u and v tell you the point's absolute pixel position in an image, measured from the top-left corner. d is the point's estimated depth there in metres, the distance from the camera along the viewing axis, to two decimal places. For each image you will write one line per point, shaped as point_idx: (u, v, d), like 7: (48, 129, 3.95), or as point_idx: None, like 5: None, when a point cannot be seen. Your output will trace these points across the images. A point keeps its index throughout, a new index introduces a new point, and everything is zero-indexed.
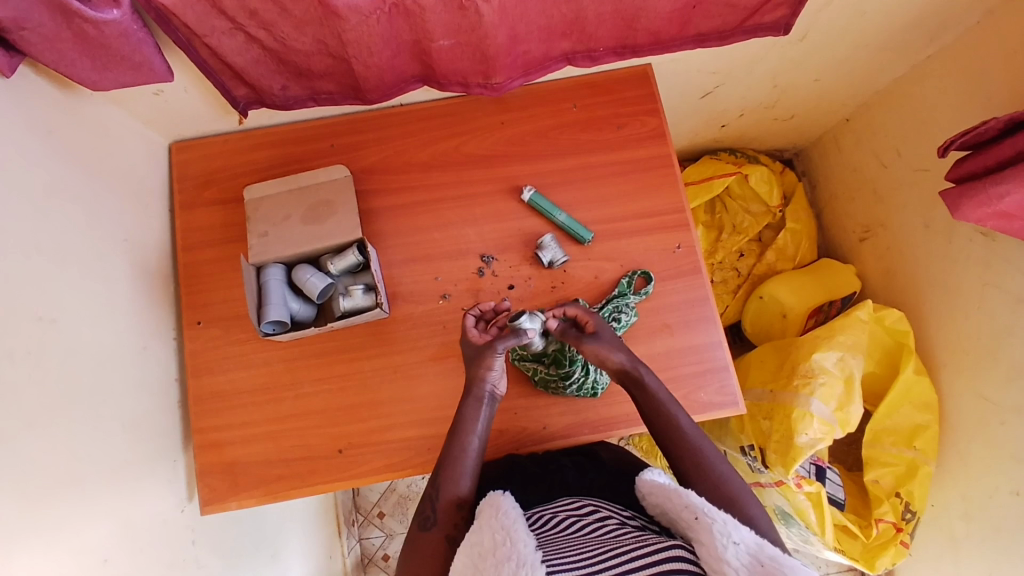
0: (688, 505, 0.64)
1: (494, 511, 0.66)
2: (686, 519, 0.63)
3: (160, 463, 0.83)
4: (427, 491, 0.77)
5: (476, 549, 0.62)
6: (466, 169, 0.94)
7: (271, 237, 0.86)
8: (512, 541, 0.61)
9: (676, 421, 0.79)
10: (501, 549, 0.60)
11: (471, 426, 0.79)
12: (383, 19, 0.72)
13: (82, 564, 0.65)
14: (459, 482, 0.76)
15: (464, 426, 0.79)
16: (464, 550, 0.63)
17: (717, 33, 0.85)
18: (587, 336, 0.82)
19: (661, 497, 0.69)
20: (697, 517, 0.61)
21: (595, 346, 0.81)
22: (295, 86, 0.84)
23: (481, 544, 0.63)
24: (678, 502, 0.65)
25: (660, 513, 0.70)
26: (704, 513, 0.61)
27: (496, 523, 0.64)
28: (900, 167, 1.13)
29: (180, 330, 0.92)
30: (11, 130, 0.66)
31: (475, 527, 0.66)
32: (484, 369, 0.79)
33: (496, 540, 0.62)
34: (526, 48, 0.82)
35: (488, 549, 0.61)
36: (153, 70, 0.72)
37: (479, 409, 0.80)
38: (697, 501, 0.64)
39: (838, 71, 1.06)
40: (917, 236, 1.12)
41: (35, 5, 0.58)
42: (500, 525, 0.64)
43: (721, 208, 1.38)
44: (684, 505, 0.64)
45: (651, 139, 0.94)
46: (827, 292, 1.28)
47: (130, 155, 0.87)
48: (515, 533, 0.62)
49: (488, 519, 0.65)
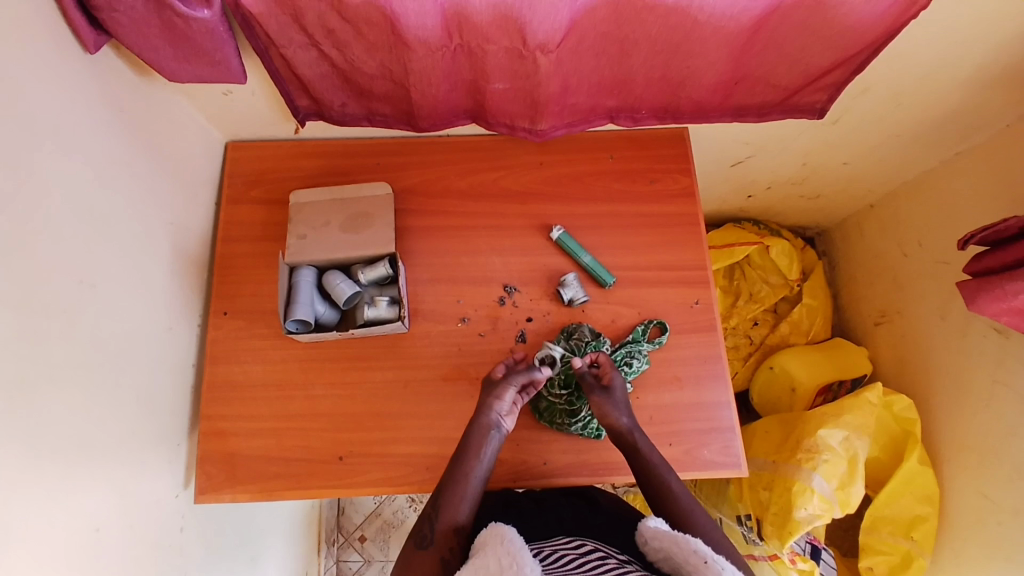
0: (697, 550, 0.64)
1: (499, 539, 0.66)
2: (693, 564, 0.63)
3: (164, 442, 0.84)
4: (428, 510, 0.78)
5: (479, 571, 0.62)
6: (501, 202, 0.98)
7: (309, 240, 0.89)
8: (519, 565, 0.61)
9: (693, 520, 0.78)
10: (508, 571, 0.60)
11: (480, 451, 0.80)
12: (447, 55, 0.78)
13: (74, 529, 0.66)
14: (460, 507, 0.77)
15: (470, 453, 0.80)
16: (468, 573, 0.62)
17: (756, 109, 0.90)
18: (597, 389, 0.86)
19: (665, 540, 0.68)
20: (707, 562, 0.62)
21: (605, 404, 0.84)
22: (354, 104, 0.90)
23: (486, 568, 0.62)
24: (685, 548, 0.65)
25: (662, 558, 0.68)
26: (713, 559, 0.62)
27: (501, 549, 0.64)
28: (921, 258, 1.15)
29: (206, 318, 0.95)
30: (85, 102, 0.71)
31: (478, 555, 0.65)
32: (490, 396, 0.83)
33: (502, 563, 0.61)
34: (574, 100, 0.88)
35: (494, 573, 0.61)
36: (229, 70, 0.78)
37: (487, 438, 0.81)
38: (705, 548, 0.64)
39: (866, 157, 1.10)
40: (933, 327, 1.13)
41: None
42: (506, 550, 0.63)
43: (739, 275, 1.41)
44: (692, 550, 0.64)
45: (680, 196, 0.98)
46: (838, 371, 1.29)
47: (190, 147, 0.92)
48: (521, 558, 0.62)
49: (493, 546, 0.65)
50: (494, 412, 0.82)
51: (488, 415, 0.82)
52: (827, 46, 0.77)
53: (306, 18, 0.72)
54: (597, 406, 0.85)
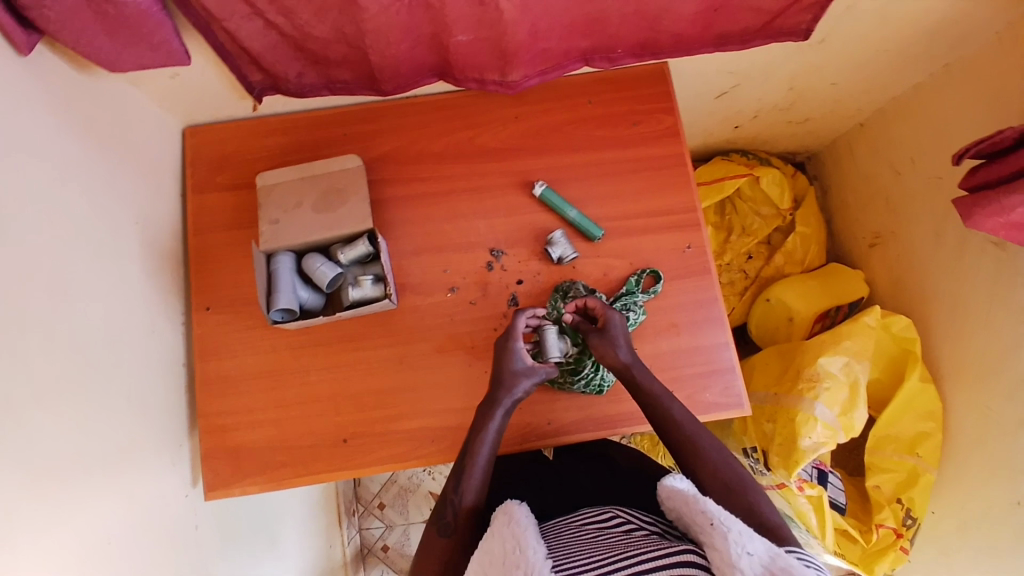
0: (706, 510, 0.63)
1: (506, 519, 0.66)
2: (701, 524, 0.63)
3: (165, 444, 0.83)
4: (444, 495, 0.77)
5: (486, 556, 0.62)
6: (479, 163, 0.94)
7: (283, 224, 0.86)
8: (522, 549, 0.61)
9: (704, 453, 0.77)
10: (511, 556, 0.60)
11: (491, 430, 0.79)
12: (403, 10, 0.72)
13: (87, 543, 0.66)
14: (474, 488, 0.77)
15: (481, 434, 0.79)
16: (476, 557, 0.63)
17: (738, 37, 0.85)
18: (594, 331, 0.84)
19: (678, 501, 0.68)
20: (712, 523, 0.61)
21: (600, 342, 0.82)
22: (311, 73, 0.84)
23: (491, 552, 0.62)
24: (695, 508, 0.65)
25: (677, 517, 0.69)
26: (719, 520, 0.60)
27: (507, 531, 0.64)
28: (913, 177, 1.12)
29: (190, 314, 0.93)
30: (26, 105, 0.66)
31: (486, 537, 0.65)
32: (501, 373, 0.81)
33: (507, 548, 0.62)
34: (544, 46, 0.82)
35: (498, 558, 0.61)
36: (171, 51, 0.72)
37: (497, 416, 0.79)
38: (713, 508, 0.63)
39: (856, 76, 1.05)
40: (928, 245, 1.12)
41: None
42: (511, 533, 0.63)
43: (731, 210, 1.38)
44: (701, 510, 0.64)
45: (665, 137, 0.94)
46: (834, 297, 1.28)
47: (146, 138, 0.87)
48: (524, 540, 0.62)
49: (499, 527, 0.65)
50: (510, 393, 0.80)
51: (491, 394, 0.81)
52: None
53: None
54: (597, 348, 0.82)
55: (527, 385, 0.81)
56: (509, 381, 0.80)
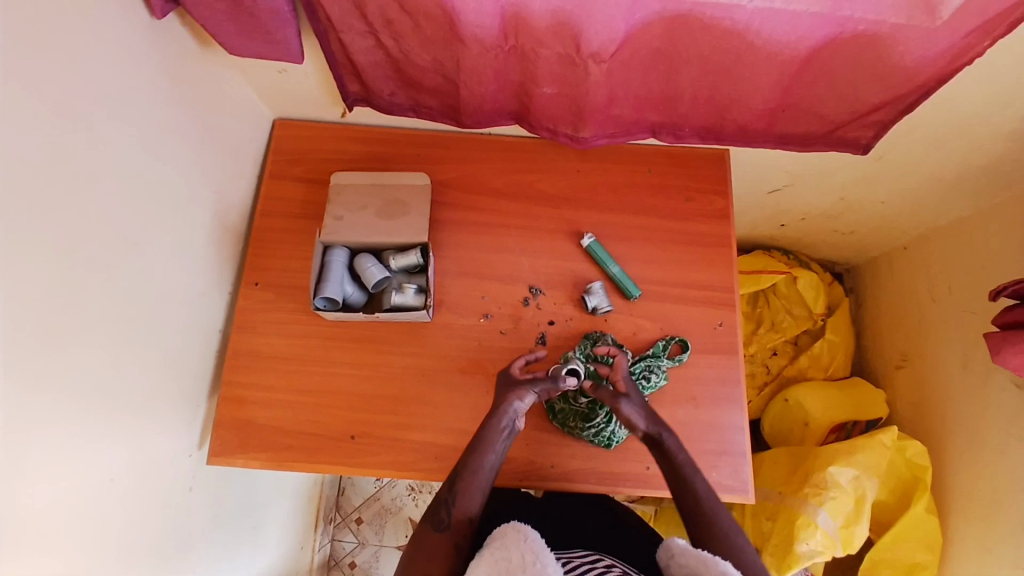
0: (728, 574, 0.65)
1: (521, 535, 0.67)
2: None
3: (184, 402, 0.86)
4: (442, 494, 0.78)
5: (504, 565, 0.63)
6: (535, 205, 0.99)
7: (345, 221, 0.91)
8: (542, 564, 0.63)
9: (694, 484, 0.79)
10: (532, 567, 0.63)
11: (496, 440, 0.80)
12: (500, 56, 0.80)
13: (91, 477, 0.68)
14: (475, 494, 0.77)
15: (485, 442, 0.80)
16: (488, 561, 0.65)
17: (800, 138, 0.90)
18: (621, 397, 0.84)
19: (691, 560, 0.69)
20: None
21: (629, 409, 0.83)
22: (402, 95, 0.92)
23: (508, 560, 0.64)
24: (713, 570, 0.66)
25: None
26: None
27: (526, 547, 0.65)
28: (948, 303, 1.13)
29: (237, 287, 0.97)
30: (147, 67, 0.74)
31: (497, 546, 0.67)
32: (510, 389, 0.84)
33: (527, 560, 0.63)
34: (618, 112, 0.89)
35: (517, 567, 0.63)
36: (288, 50, 0.80)
37: (502, 428, 0.81)
38: (734, 573, 0.65)
39: (906, 198, 1.09)
40: (953, 373, 1.12)
41: None
42: (531, 549, 0.65)
43: (763, 303, 1.40)
44: (721, 573, 0.65)
45: (714, 217, 0.98)
46: (853, 410, 1.27)
47: (240, 119, 0.95)
48: (544, 557, 0.64)
49: (514, 540, 0.67)
50: (514, 408, 0.83)
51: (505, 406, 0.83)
52: (878, 83, 0.77)
53: (368, 7, 0.74)
54: (620, 413, 0.83)
55: (527, 399, 0.83)
56: (513, 395, 0.83)
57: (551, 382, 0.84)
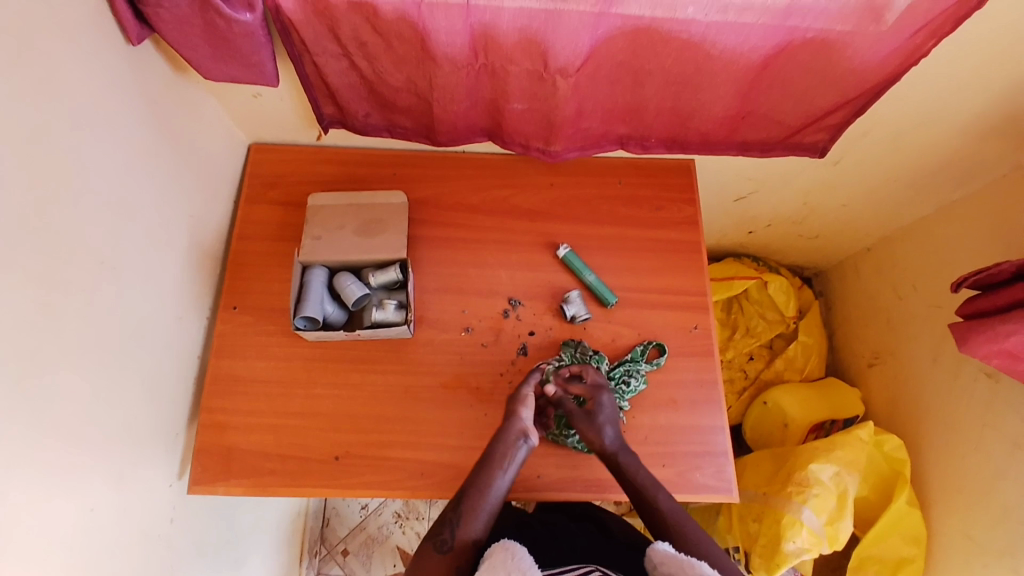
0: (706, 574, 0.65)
1: (507, 554, 0.66)
2: None
3: (163, 431, 0.84)
4: (446, 514, 0.77)
5: None
6: (511, 219, 1.01)
7: (323, 241, 0.92)
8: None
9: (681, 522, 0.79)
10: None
11: (506, 461, 0.80)
12: (472, 74, 0.82)
13: (70, 506, 0.67)
14: (482, 517, 0.76)
15: (492, 462, 0.80)
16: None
17: (760, 145, 0.95)
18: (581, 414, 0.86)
19: (672, 566, 0.69)
20: None
21: (584, 424, 0.85)
22: (377, 116, 0.94)
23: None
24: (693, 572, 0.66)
25: None
26: None
27: (512, 565, 0.64)
28: (915, 301, 1.18)
29: (214, 312, 0.97)
30: (122, 92, 0.74)
31: (484, 568, 0.66)
32: (519, 407, 0.84)
33: None
34: (588, 125, 0.92)
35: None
36: (263, 73, 0.81)
37: (514, 446, 0.81)
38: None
39: (866, 200, 1.15)
40: (925, 369, 1.15)
41: None
42: (516, 567, 0.64)
43: (737, 309, 1.44)
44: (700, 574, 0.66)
45: (685, 225, 1.01)
46: (831, 409, 1.30)
47: (215, 145, 0.96)
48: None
49: (501, 559, 0.66)
50: (522, 422, 0.83)
51: (516, 427, 0.82)
52: (830, 88, 0.81)
53: (342, 29, 0.76)
54: (585, 431, 0.85)
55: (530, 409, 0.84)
56: (517, 410, 0.83)
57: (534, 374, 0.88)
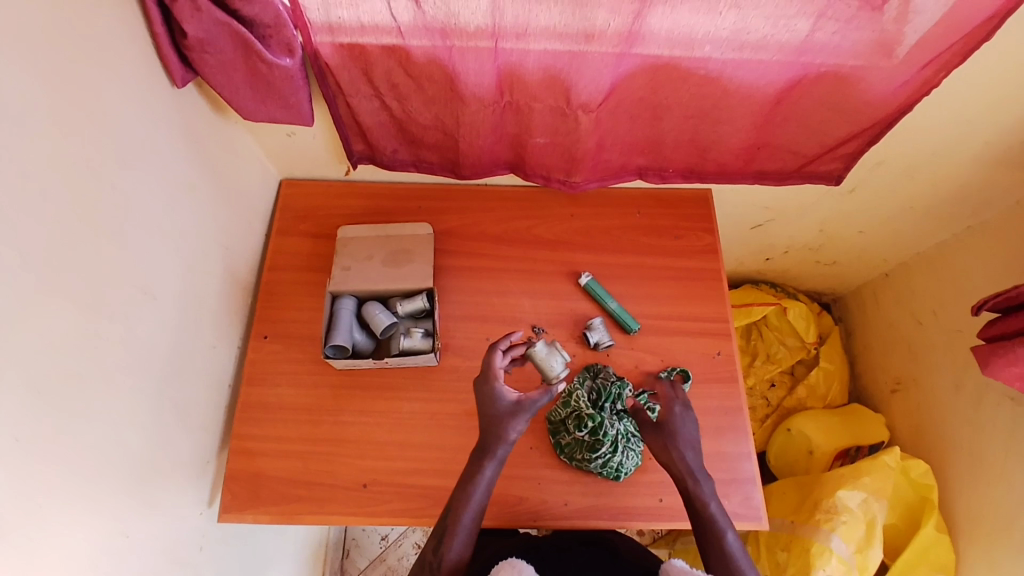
0: None
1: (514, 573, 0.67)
2: None
3: (195, 458, 0.86)
4: (431, 538, 0.78)
5: None
6: (533, 249, 1.04)
7: (352, 271, 0.95)
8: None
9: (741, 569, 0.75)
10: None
11: (479, 482, 0.79)
12: (497, 111, 0.86)
13: (107, 529, 0.68)
14: (460, 543, 0.76)
15: (469, 486, 0.79)
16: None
17: (777, 174, 0.97)
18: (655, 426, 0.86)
19: None
20: None
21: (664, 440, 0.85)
22: (404, 151, 0.97)
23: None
24: None
25: None
26: None
27: None
28: (935, 326, 1.18)
29: (245, 341, 0.99)
30: (168, 131, 0.78)
31: None
32: (493, 423, 0.82)
33: None
34: (608, 157, 0.95)
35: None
36: (299, 112, 0.85)
37: (486, 465, 0.80)
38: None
39: (882, 227, 1.16)
40: (948, 395, 1.14)
41: (223, 37, 0.71)
42: None
43: (756, 336, 1.44)
44: None
45: (704, 253, 1.03)
46: (855, 437, 1.29)
47: (250, 180, 1.00)
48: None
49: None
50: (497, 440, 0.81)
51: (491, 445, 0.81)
52: (844, 119, 0.84)
53: (374, 71, 0.80)
54: (659, 444, 0.85)
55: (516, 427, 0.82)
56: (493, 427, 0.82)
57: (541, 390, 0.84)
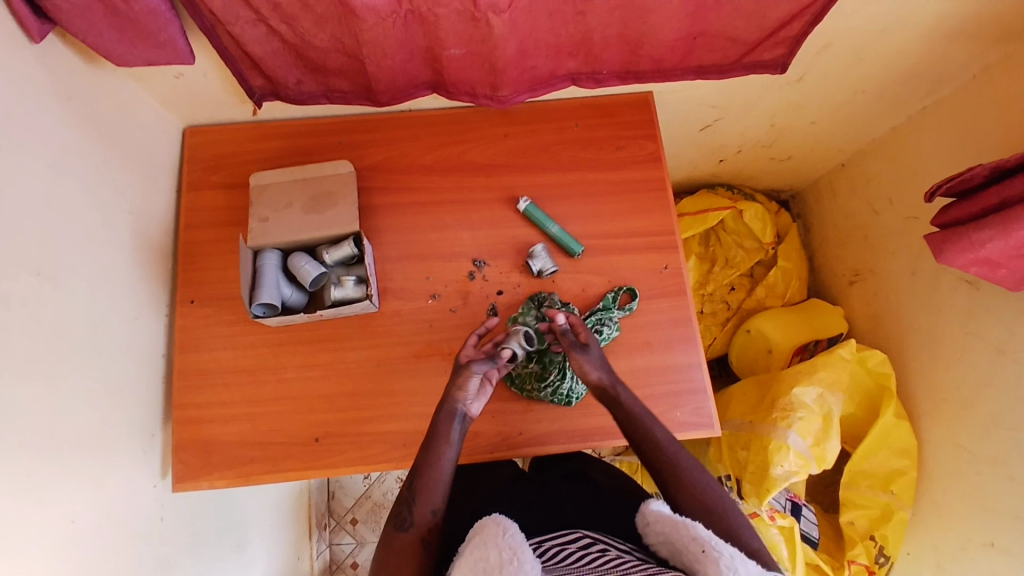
0: (696, 537, 0.64)
1: (500, 529, 0.65)
2: (692, 552, 0.63)
3: (138, 432, 0.83)
4: (403, 493, 0.77)
5: (481, 564, 0.61)
6: (467, 176, 0.97)
7: (272, 222, 0.88)
8: (519, 561, 0.60)
9: (696, 483, 0.77)
10: (508, 566, 0.59)
11: (449, 435, 0.79)
12: (399, 23, 0.77)
13: (50, 521, 0.66)
14: (434, 492, 0.77)
15: (438, 440, 0.79)
16: (468, 563, 0.62)
17: (717, 67, 0.90)
18: (578, 347, 0.83)
19: (666, 525, 0.69)
20: (704, 551, 0.61)
21: (581, 359, 0.82)
22: (310, 82, 0.88)
23: (487, 561, 0.61)
24: (685, 534, 0.65)
25: (662, 541, 0.69)
26: (710, 546, 0.61)
27: (503, 542, 0.63)
28: (891, 214, 1.16)
29: (173, 307, 0.94)
30: (34, 93, 0.69)
31: (477, 544, 0.64)
32: (459, 381, 0.80)
33: (503, 558, 0.61)
34: (534, 63, 0.87)
35: (494, 567, 0.60)
36: (177, 50, 0.75)
37: (453, 420, 0.80)
38: (703, 535, 0.64)
39: (836, 115, 1.10)
40: (904, 283, 1.15)
41: None
42: (507, 544, 0.62)
43: (714, 241, 1.41)
44: (692, 537, 0.64)
45: (647, 162, 0.97)
46: (813, 331, 1.30)
47: (146, 133, 0.90)
48: (521, 553, 0.61)
49: (493, 536, 0.64)
50: (463, 397, 0.80)
51: (456, 405, 0.80)
52: None
53: None
54: (575, 362, 0.82)
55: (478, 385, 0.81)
56: (458, 385, 0.80)
57: (485, 361, 0.82)
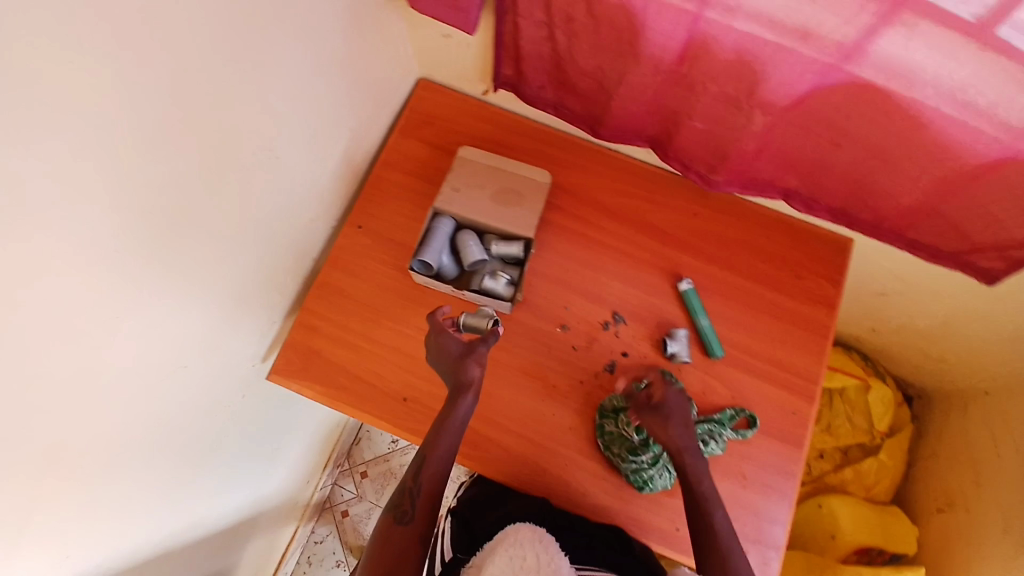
0: None
1: (531, 531, 0.72)
2: None
3: (264, 315, 0.89)
4: (405, 484, 0.78)
5: (518, 561, 0.68)
6: (643, 234, 0.98)
7: (460, 194, 0.93)
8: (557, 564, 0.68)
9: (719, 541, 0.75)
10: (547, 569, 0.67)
11: (451, 426, 0.78)
12: (666, 80, 0.79)
13: (174, 356, 0.69)
14: (438, 484, 0.77)
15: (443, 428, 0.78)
16: (503, 558, 0.68)
17: (931, 248, 0.86)
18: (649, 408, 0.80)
19: None
20: None
21: (660, 422, 0.79)
22: (551, 91, 0.92)
23: (524, 559, 0.68)
24: None
25: None
26: None
27: (536, 544, 0.71)
28: (1012, 461, 1.05)
29: (338, 223, 1.00)
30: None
31: (511, 541, 0.71)
32: (464, 367, 0.79)
33: (541, 560, 0.68)
34: (761, 167, 0.87)
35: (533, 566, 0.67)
36: (466, 19, 0.81)
37: (458, 407, 0.79)
38: None
39: (1011, 343, 1.02)
40: (993, 537, 1.04)
41: None
42: (542, 547, 0.70)
43: (825, 401, 1.34)
44: None
45: (819, 303, 0.95)
46: (882, 539, 1.22)
47: (393, 70, 0.97)
48: (557, 558, 0.69)
49: (529, 538, 0.71)
50: (468, 383, 0.79)
51: (460, 391, 0.79)
52: None
53: None
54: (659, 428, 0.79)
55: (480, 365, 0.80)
56: (465, 369, 0.79)
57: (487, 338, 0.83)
